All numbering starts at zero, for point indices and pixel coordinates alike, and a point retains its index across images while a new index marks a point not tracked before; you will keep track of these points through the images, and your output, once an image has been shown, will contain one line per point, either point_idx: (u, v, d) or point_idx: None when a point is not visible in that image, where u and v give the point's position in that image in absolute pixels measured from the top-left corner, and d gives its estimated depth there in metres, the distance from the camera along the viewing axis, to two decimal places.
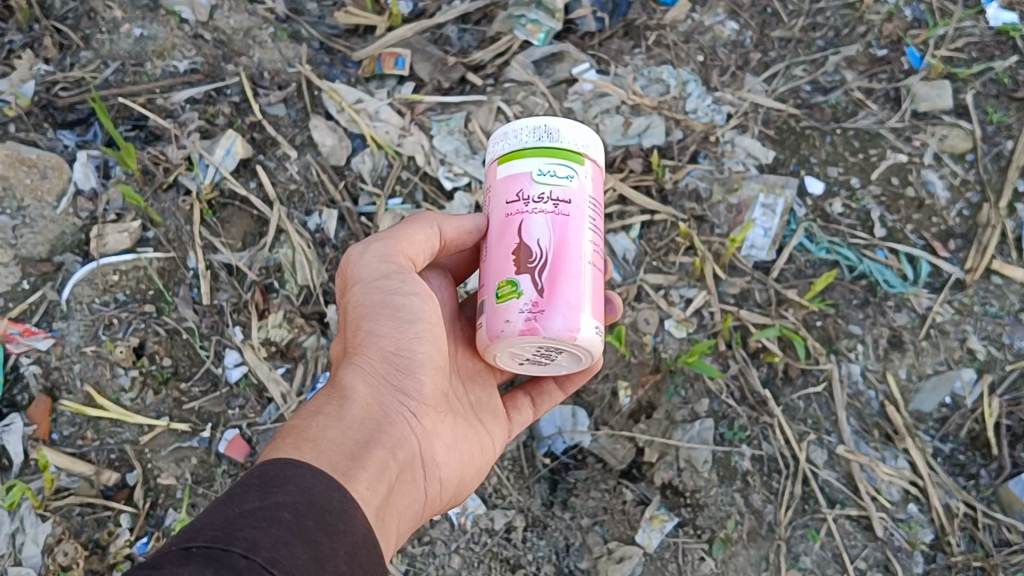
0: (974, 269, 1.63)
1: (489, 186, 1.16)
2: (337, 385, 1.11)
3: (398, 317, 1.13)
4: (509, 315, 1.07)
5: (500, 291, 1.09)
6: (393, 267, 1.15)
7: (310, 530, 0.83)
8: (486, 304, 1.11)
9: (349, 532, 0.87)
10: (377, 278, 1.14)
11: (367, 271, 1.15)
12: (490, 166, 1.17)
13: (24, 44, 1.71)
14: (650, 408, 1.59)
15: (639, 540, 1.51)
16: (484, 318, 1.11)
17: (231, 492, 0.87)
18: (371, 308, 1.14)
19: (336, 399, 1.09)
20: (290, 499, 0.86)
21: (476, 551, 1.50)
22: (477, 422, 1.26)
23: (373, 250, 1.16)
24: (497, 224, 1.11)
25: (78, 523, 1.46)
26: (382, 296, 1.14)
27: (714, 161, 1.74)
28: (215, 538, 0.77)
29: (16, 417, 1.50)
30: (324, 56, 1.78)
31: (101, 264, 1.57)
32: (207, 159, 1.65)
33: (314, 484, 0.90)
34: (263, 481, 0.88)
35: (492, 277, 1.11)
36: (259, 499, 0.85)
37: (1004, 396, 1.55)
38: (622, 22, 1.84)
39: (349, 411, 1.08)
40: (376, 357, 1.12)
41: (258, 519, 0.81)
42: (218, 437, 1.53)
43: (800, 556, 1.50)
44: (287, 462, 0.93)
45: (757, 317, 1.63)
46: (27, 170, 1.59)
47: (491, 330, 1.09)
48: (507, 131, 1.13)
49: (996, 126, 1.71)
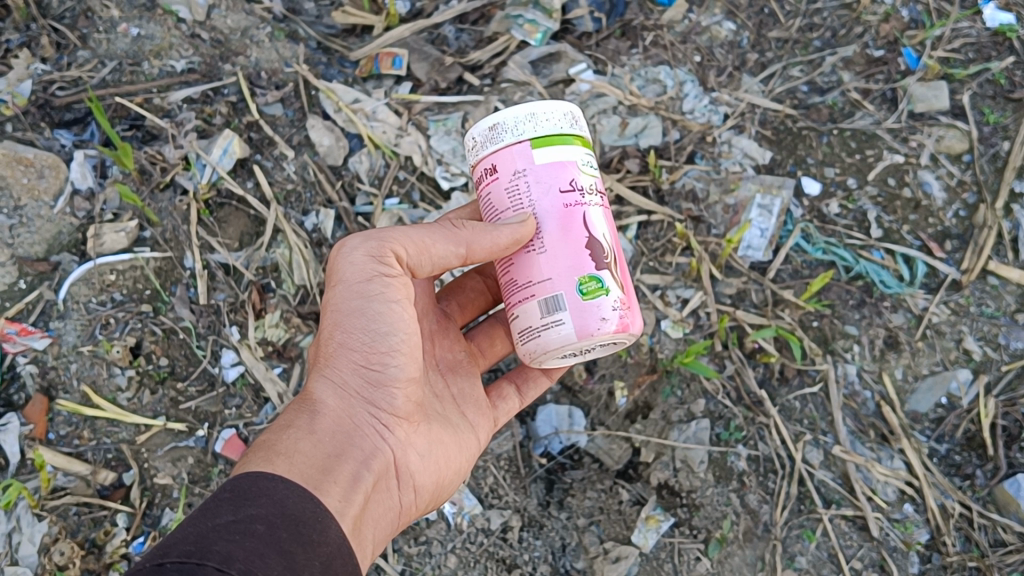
0: (970, 269, 1.63)
1: (523, 171, 1.12)
2: (310, 395, 1.13)
3: (370, 328, 1.12)
4: (602, 312, 1.10)
5: (582, 287, 1.10)
6: (377, 271, 1.12)
7: (283, 541, 0.87)
8: (566, 301, 1.09)
9: (324, 542, 0.92)
10: (358, 282, 1.12)
11: (349, 272, 1.13)
12: (514, 149, 1.12)
13: (21, 44, 1.71)
14: (646, 408, 1.60)
15: (634, 540, 1.52)
16: (564, 316, 1.10)
17: (203, 506, 0.90)
18: (347, 314, 1.13)
19: (306, 412, 1.11)
20: (262, 512, 0.90)
21: (472, 551, 1.50)
22: (456, 420, 1.28)
23: (360, 251, 1.12)
24: (556, 217, 1.11)
25: (74, 523, 1.47)
26: (358, 303, 1.12)
27: (710, 161, 1.74)
28: (190, 552, 0.80)
29: (12, 416, 1.50)
30: (322, 56, 1.78)
31: (98, 264, 1.57)
32: (204, 159, 1.65)
33: (287, 495, 0.94)
34: (234, 495, 0.92)
35: (562, 272, 1.11)
36: (231, 513, 0.89)
37: (1000, 397, 1.56)
38: (620, 22, 1.84)
39: (322, 423, 1.10)
40: (349, 367, 1.13)
41: (231, 532, 0.85)
42: (215, 437, 1.53)
43: (796, 556, 1.50)
44: (260, 475, 0.96)
45: (753, 318, 1.63)
46: (24, 169, 1.59)
47: (581, 327, 1.09)
48: (538, 112, 1.12)
49: (992, 127, 1.71)
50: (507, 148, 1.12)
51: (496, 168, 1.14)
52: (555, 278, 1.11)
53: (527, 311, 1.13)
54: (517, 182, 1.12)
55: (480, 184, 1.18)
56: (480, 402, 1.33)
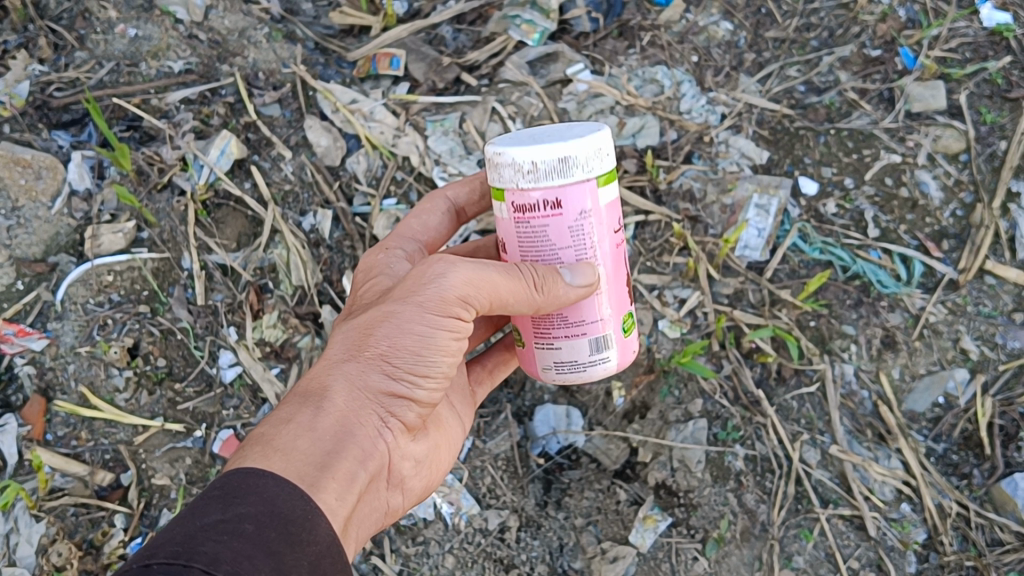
0: (967, 269, 1.63)
1: (589, 211, 1.10)
2: (320, 387, 1.08)
3: (418, 352, 1.10)
4: (634, 345, 1.24)
5: (623, 326, 1.21)
6: (454, 310, 1.10)
7: (272, 542, 0.87)
8: (614, 339, 1.19)
9: (313, 540, 0.91)
10: (432, 309, 1.09)
11: (429, 295, 1.10)
12: (583, 186, 1.08)
13: (18, 44, 1.70)
14: (643, 408, 1.60)
15: (633, 540, 1.53)
16: (613, 353, 1.19)
17: (192, 504, 0.89)
18: (402, 330, 1.09)
19: (310, 407, 1.06)
20: (252, 510, 0.89)
21: (470, 551, 1.51)
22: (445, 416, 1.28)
23: (454, 280, 1.10)
24: (611, 257, 1.16)
25: (72, 523, 1.48)
26: (421, 328, 1.09)
27: (708, 161, 1.74)
28: (177, 553, 0.80)
29: (10, 417, 1.50)
30: (319, 57, 1.78)
31: (96, 264, 1.57)
32: (202, 160, 1.65)
33: (277, 492, 0.93)
34: (223, 493, 0.91)
35: (609, 312, 1.18)
36: (220, 511, 0.88)
37: (997, 396, 1.56)
38: (617, 21, 1.83)
39: (326, 419, 1.05)
40: (374, 376, 1.09)
41: (218, 532, 0.84)
42: (213, 437, 1.54)
43: (793, 556, 1.51)
44: (250, 472, 0.94)
45: (750, 318, 1.64)
46: (21, 170, 1.59)
47: (623, 357, 1.22)
48: (601, 147, 1.09)
49: (989, 126, 1.70)
50: (577, 184, 1.07)
51: (561, 202, 1.09)
52: (603, 317, 1.18)
53: (575, 346, 1.18)
54: (582, 222, 1.11)
55: (529, 212, 1.10)
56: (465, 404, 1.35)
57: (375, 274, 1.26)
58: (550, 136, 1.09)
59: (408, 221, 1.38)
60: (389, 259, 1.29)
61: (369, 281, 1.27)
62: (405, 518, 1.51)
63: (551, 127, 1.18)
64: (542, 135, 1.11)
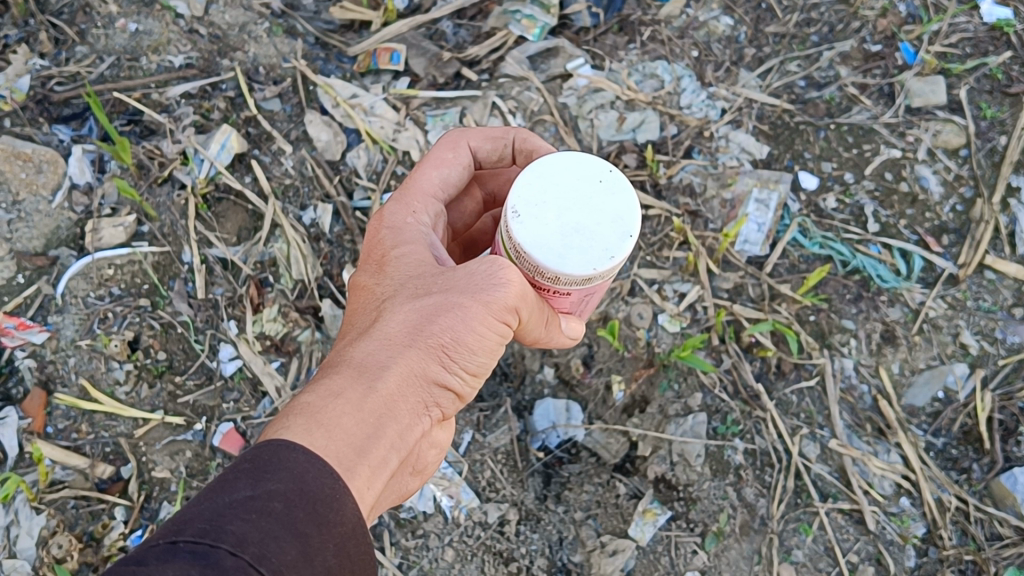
0: (967, 264, 1.63)
1: (595, 291, 1.05)
2: (372, 364, 0.98)
3: (472, 347, 1.01)
4: None
5: None
6: (512, 315, 1.01)
7: (300, 522, 0.79)
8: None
9: (340, 522, 0.82)
10: (496, 308, 0.99)
11: (497, 294, 0.99)
12: (597, 285, 1.01)
13: (19, 39, 1.71)
14: (643, 402, 1.60)
15: (632, 533, 1.52)
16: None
17: (221, 477, 0.82)
18: (461, 323, 1.00)
19: (360, 385, 0.96)
20: (282, 487, 0.81)
21: (470, 544, 1.50)
22: None
23: (516, 288, 0.99)
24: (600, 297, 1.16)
25: (72, 516, 1.47)
26: (479, 327, 1.00)
27: (708, 156, 1.75)
28: (203, 531, 0.74)
29: (10, 410, 1.50)
30: (320, 52, 1.78)
31: (96, 258, 1.57)
32: (202, 154, 1.65)
33: (308, 469, 0.84)
34: (253, 465, 0.83)
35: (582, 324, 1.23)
36: (249, 487, 0.80)
37: (996, 390, 1.56)
38: (617, 17, 1.84)
39: (375, 400, 0.95)
40: (426, 362, 1.00)
41: (247, 510, 0.77)
42: (213, 431, 1.53)
43: (792, 550, 1.51)
44: (283, 444, 0.86)
45: (750, 312, 1.64)
46: (22, 165, 1.60)
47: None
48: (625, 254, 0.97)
49: (989, 122, 1.70)
50: (590, 286, 1.00)
51: (570, 293, 1.02)
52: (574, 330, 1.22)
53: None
54: (585, 296, 1.06)
55: (540, 289, 1.03)
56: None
57: (412, 239, 1.12)
58: (582, 234, 0.96)
59: (426, 173, 1.21)
60: (423, 228, 1.15)
61: (404, 247, 1.12)
62: (405, 511, 1.51)
63: (585, 169, 0.99)
64: (571, 222, 0.96)
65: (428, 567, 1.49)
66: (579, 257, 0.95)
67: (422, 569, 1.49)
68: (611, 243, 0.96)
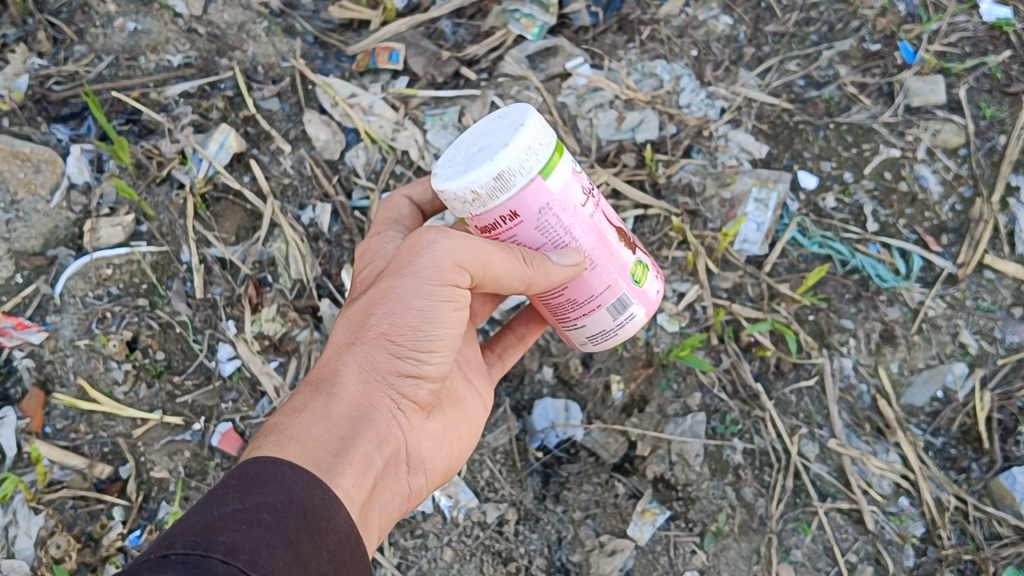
0: (966, 263, 1.63)
1: (548, 205, 1.10)
2: (330, 372, 1.08)
3: (419, 326, 1.08)
4: (649, 289, 1.26)
5: (635, 277, 1.23)
6: (451, 278, 1.08)
7: (291, 530, 0.84)
8: (632, 296, 1.23)
9: (331, 530, 0.89)
10: (430, 282, 1.07)
11: (427, 269, 1.08)
12: (531, 188, 1.07)
13: (18, 38, 1.71)
14: (642, 402, 1.60)
15: (630, 533, 1.52)
16: (632, 308, 1.24)
17: (211, 494, 0.87)
18: (401, 306, 1.08)
19: (321, 394, 1.06)
20: (271, 499, 0.87)
21: (468, 544, 1.51)
22: (465, 393, 1.28)
23: (444, 253, 1.07)
24: (595, 231, 1.16)
25: (71, 516, 1.47)
26: (419, 302, 1.07)
27: (707, 156, 1.75)
28: (195, 543, 0.78)
29: (9, 410, 1.50)
30: (319, 51, 1.78)
31: (95, 257, 1.57)
32: (201, 153, 1.65)
33: (295, 481, 0.91)
34: (241, 481, 0.89)
35: (618, 276, 1.20)
36: (238, 500, 0.86)
37: (996, 390, 1.55)
38: (617, 16, 1.83)
39: (335, 406, 1.05)
40: (379, 356, 1.09)
41: (237, 522, 0.82)
42: (212, 430, 1.54)
43: (791, 549, 1.51)
44: (268, 460, 0.93)
45: (749, 312, 1.64)
46: (20, 164, 1.60)
47: (647, 307, 1.26)
48: (533, 145, 1.06)
49: (989, 121, 1.69)
50: (523, 192, 1.07)
51: (516, 212, 1.09)
52: (610, 286, 1.20)
53: (598, 319, 1.24)
54: (545, 216, 1.10)
55: (493, 231, 1.12)
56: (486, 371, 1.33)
57: (370, 263, 1.25)
58: (484, 147, 1.08)
59: (383, 213, 1.36)
60: (377, 249, 1.26)
61: (364, 272, 1.24)
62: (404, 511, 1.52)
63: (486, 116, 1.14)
64: (473, 146, 1.09)
65: (426, 567, 1.50)
66: (482, 162, 1.06)
67: (420, 568, 1.50)
68: (507, 137, 1.06)
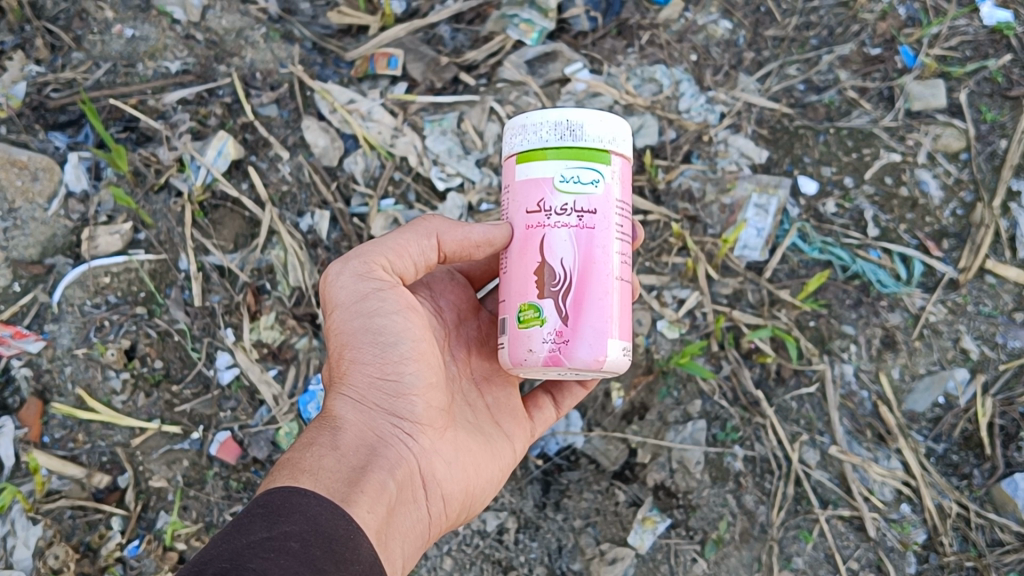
0: (967, 268, 1.62)
1: (509, 186, 1.16)
2: (328, 416, 1.13)
3: (378, 340, 1.13)
4: (532, 343, 1.10)
5: (521, 315, 1.11)
6: (367, 288, 1.14)
7: (317, 560, 0.87)
8: (507, 326, 1.13)
9: (357, 560, 0.92)
10: (355, 301, 1.14)
11: (343, 296, 1.15)
12: (508, 163, 1.16)
13: (15, 45, 1.70)
14: (642, 409, 1.60)
15: (631, 541, 1.52)
16: (506, 341, 1.13)
17: (237, 521, 0.90)
18: (353, 333, 1.14)
19: (327, 430, 1.11)
20: (297, 529, 0.90)
21: (468, 553, 1.52)
22: (490, 429, 1.27)
23: (350, 278, 1.15)
24: (518, 236, 1.13)
25: (69, 525, 1.47)
26: (363, 321, 1.14)
27: (707, 161, 1.74)
28: (226, 569, 0.80)
29: (7, 419, 1.50)
30: (317, 57, 1.77)
31: (93, 266, 1.57)
32: (199, 161, 1.65)
33: (320, 512, 0.95)
34: (268, 511, 0.92)
35: (513, 297, 1.13)
36: (266, 529, 0.89)
37: (998, 396, 1.55)
38: (616, 21, 1.82)
39: (342, 441, 1.10)
40: (363, 381, 1.13)
41: (266, 550, 0.85)
42: (210, 439, 1.53)
43: (792, 556, 1.51)
44: (292, 490, 0.96)
45: (750, 318, 1.64)
46: (18, 172, 1.59)
47: (513, 357, 1.12)
48: (527, 126, 1.12)
49: (990, 125, 1.69)
50: (505, 161, 1.17)
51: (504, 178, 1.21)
52: (507, 299, 1.15)
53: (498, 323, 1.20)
54: (507, 194, 1.17)
55: None
56: (514, 410, 1.32)
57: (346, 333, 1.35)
58: None
59: None
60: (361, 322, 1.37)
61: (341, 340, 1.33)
62: None
63: None
64: None
65: None
66: None
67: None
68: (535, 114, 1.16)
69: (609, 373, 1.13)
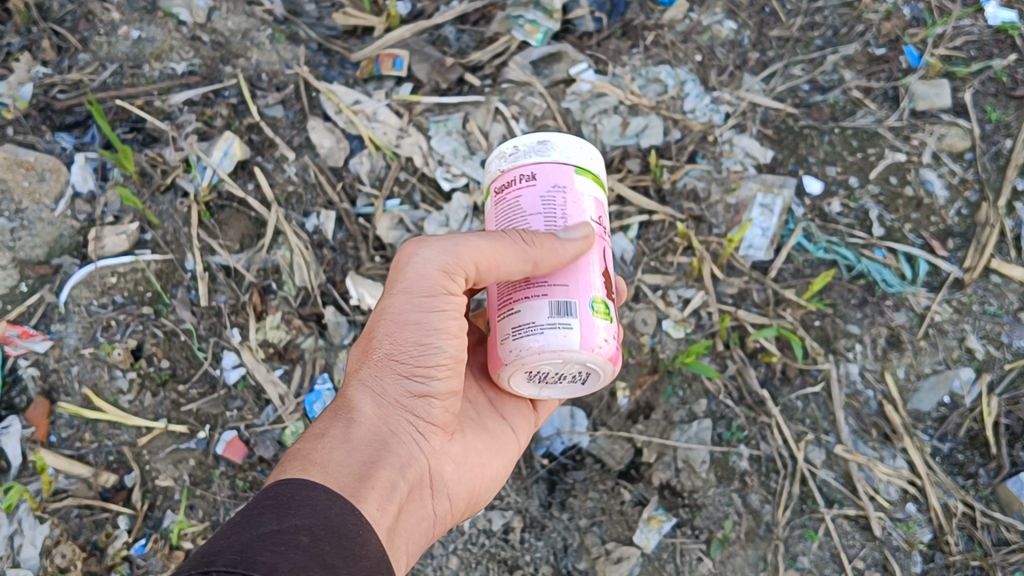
0: (973, 268, 1.62)
1: (563, 187, 1.13)
2: (346, 404, 1.13)
3: (421, 340, 1.11)
4: (607, 337, 1.10)
5: (594, 306, 1.10)
6: (442, 286, 1.11)
7: (327, 554, 0.87)
8: (581, 313, 1.09)
9: (367, 556, 0.91)
10: (421, 295, 1.11)
11: (414, 283, 1.11)
12: (559, 166, 1.13)
13: (22, 47, 1.71)
14: (648, 408, 1.61)
15: (636, 540, 1.52)
16: (574, 325, 1.08)
17: (246, 513, 0.90)
18: (401, 325, 1.12)
19: (342, 421, 1.11)
20: (306, 522, 0.90)
21: (474, 552, 1.51)
22: (496, 428, 1.28)
23: (432, 269, 1.11)
24: (585, 239, 1.13)
25: (76, 525, 1.46)
26: (417, 317, 1.11)
27: (712, 161, 1.74)
28: (235, 560, 0.80)
29: (14, 419, 1.49)
30: (322, 58, 1.78)
31: (99, 266, 1.57)
32: (205, 161, 1.65)
33: (329, 506, 0.95)
34: (277, 503, 0.93)
35: (581, 288, 1.10)
36: (275, 521, 0.89)
37: (1003, 395, 1.54)
38: (620, 22, 1.83)
39: (359, 433, 1.10)
40: (391, 376, 1.13)
41: (275, 542, 0.85)
42: (216, 439, 1.53)
43: (798, 556, 1.49)
44: (301, 484, 0.96)
45: (755, 317, 1.64)
46: (25, 173, 1.59)
47: (587, 345, 1.08)
48: (585, 147, 1.16)
49: (994, 124, 1.68)
50: (553, 163, 1.13)
51: (535, 177, 1.13)
52: (572, 284, 1.10)
53: (535, 307, 1.09)
54: (553, 193, 1.12)
55: (508, 188, 1.15)
56: (524, 405, 1.31)
57: None
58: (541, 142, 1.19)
59: None
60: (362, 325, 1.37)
61: None
62: None
63: None
64: None
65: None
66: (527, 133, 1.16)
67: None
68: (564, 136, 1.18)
69: (588, 387, 1.18)
